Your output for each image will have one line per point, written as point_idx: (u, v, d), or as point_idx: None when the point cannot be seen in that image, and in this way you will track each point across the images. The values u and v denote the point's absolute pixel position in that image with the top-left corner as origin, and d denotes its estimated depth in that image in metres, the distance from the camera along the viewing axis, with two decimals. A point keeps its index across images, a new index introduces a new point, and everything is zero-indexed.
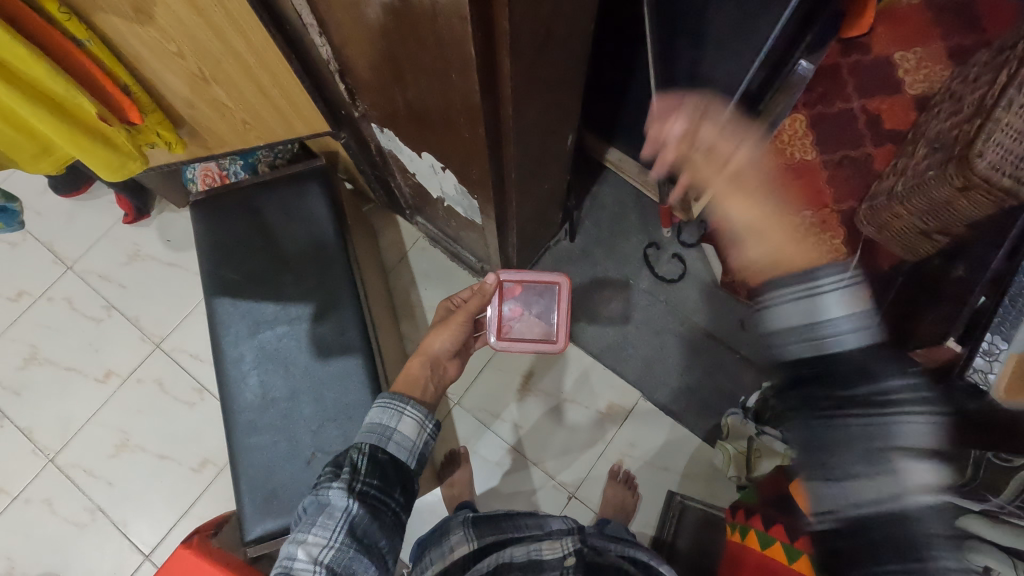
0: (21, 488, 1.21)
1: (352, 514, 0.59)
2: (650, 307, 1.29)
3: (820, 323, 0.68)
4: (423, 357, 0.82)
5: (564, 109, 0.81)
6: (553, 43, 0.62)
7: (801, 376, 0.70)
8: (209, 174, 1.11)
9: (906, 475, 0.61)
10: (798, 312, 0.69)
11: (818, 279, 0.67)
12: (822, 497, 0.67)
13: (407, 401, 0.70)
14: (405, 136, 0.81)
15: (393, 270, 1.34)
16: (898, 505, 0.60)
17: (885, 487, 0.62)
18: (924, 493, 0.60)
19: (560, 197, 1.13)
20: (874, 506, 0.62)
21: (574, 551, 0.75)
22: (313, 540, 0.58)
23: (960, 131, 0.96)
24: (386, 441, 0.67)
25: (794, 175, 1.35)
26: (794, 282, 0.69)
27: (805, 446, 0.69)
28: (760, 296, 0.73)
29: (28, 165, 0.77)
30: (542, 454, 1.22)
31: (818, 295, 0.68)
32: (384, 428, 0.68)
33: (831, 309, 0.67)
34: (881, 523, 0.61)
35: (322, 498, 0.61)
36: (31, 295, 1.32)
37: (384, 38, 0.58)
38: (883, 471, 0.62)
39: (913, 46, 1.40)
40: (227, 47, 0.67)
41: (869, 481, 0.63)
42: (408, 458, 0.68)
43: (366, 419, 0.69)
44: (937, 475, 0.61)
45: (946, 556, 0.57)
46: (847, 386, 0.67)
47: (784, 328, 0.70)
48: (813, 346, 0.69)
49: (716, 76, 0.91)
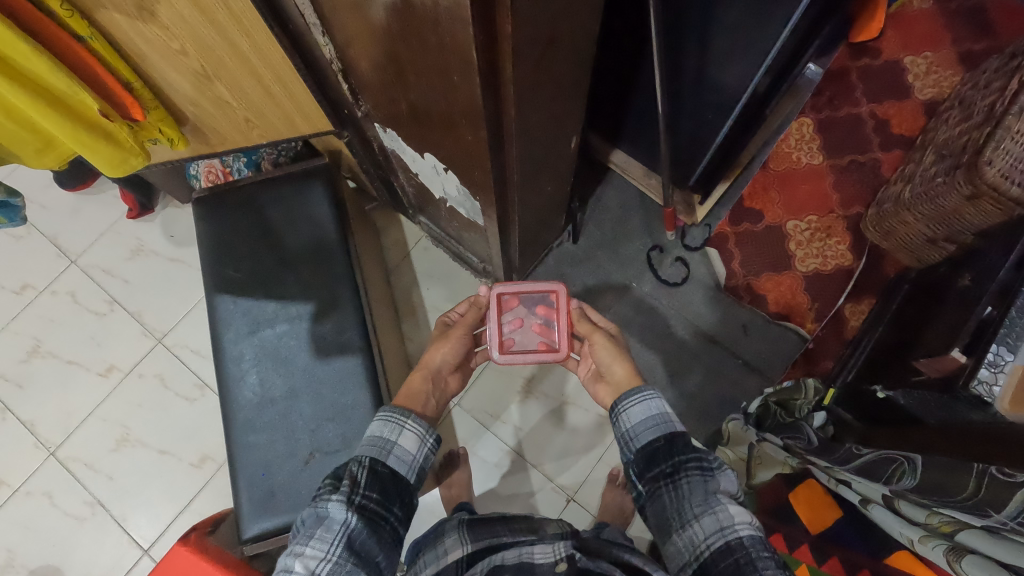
0: (22, 481, 1.22)
1: (351, 527, 0.59)
2: (653, 311, 1.28)
3: (662, 416, 0.70)
4: (421, 374, 0.84)
5: (568, 112, 0.80)
6: (557, 45, 0.61)
7: (646, 457, 0.67)
8: (213, 171, 1.12)
9: (728, 511, 0.60)
10: (647, 415, 0.70)
11: (652, 390, 0.72)
12: (671, 553, 0.62)
13: (409, 415, 0.71)
14: (407, 136, 0.80)
15: (395, 269, 1.34)
16: (730, 538, 0.58)
17: (716, 526, 0.59)
18: (746, 527, 0.59)
19: (563, 198, 1.13)
20: (714, 546, 0.58)
21: (567, 556, 0.70)
22: (310, 553, 0.58)
23: (968, 138, 0.95)
24: (386, 453, 0.67)
25: (800, 179, 1.34)
26: (641, 391, 0.73)
27: (656, 511, 0.64)
28: (614, 406, 0.75)
29: (31, 161, 0.77)
30: (542, 456, 1.21)
31: (648, 399, 0.72)
32: (384, 441, 0.68)
33: (667, 409, 0.71)
34: (721, 561, 0.57)
35: (321, 510, 0.61)
36: (34, 288, 1.33)
37: (386, 38, 0.58)
38: (712, 510, 0.60)
39: (923, 51, 1.39)
40: (230, 45, 0.67)
41: (705, 524, 0.60)
42: (407, 472, 0.68)
43: (366, 433, 0.69)
44: (756, 517, 0.61)
45: (773, 574, 0.55)
46: (673, 449, 0.66)
47: (635, 427, 0.70)
48: (658, 433, 0.68)
49: (723, 80, 0.91)
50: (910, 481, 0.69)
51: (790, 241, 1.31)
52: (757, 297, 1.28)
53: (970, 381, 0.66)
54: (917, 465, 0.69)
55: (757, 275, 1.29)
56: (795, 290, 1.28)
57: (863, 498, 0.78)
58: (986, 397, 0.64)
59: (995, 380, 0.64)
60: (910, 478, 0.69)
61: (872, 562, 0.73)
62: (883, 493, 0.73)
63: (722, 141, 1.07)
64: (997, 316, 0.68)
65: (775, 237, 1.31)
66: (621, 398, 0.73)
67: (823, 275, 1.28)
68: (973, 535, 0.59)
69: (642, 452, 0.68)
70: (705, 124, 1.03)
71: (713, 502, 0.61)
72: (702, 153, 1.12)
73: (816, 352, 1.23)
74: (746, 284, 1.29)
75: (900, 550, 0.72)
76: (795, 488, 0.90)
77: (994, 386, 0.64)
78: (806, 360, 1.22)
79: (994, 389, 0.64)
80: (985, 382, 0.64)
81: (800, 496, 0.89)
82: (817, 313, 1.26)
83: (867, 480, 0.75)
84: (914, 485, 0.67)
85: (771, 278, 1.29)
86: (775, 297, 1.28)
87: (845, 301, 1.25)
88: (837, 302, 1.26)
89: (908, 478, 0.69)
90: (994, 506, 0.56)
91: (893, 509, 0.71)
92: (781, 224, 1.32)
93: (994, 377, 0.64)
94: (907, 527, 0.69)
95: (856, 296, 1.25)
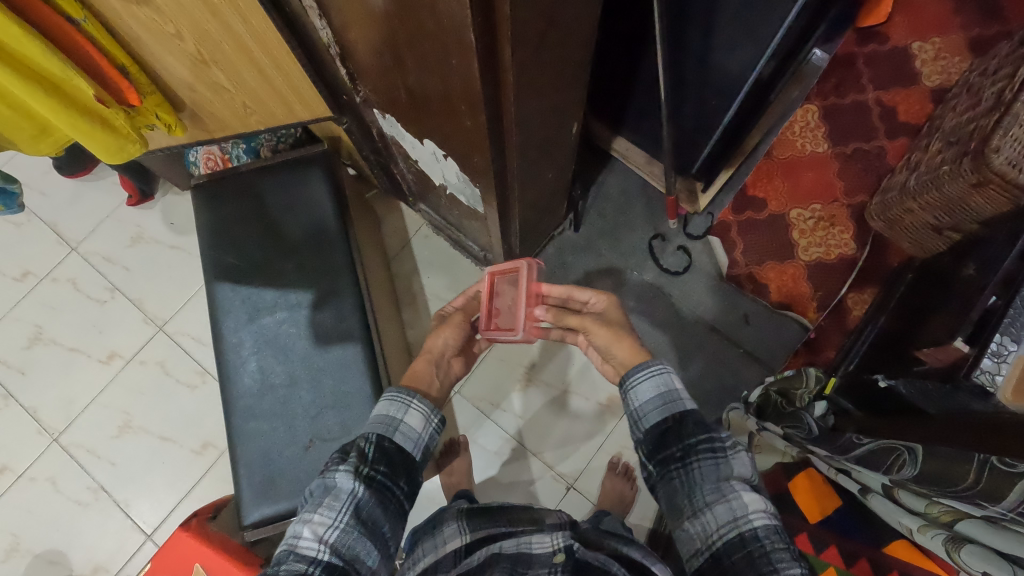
0: (26, 466, 1.23)
1: (358, 497, 0.60)
2: (653, 299, 1.27)
3: (671, 393, 0.69)
4: (426, 358, 0.84)
5: (568, 97, 0.79)
6: (557, 29, 0.60)
7: (657, 438, 0.67)
8: (212, 158, 1.12)
9: (742, 500, 0.59)
10: (656, 393, 0.70)
11: (660, 364, 0.71)
12: (683, 539, 0.62)
13: (414, 393, 0.69)
14: (407, 122, 0.79)
15: (395, 257, 1.33)
16: (744, 528, 0.58)
17: (730, 516, 0.59)
18: (761, 516, 0.58)
19: (564, 185, 1.12)
20: (727, 536, 0.58)
21: (565, 547, 0.71)
22: (318, 520, 0.58)
23: (977, 125, 0.93)
24: (392, 431, 0.67)
25: (804, 167, 1.32)
26: (649, 366, 0.72)
27: (667, 494, 0.64)
28: (623, 381, 0.74)
29: (26, 147, 0.76)
30: (541, 444, 1.22)
31: (658, 375, 0.71)
32: (391, 419, 0.67)
33: (677, 385, 0.70)
34: (734, 552, 0.57)
35: (328, 481, 0.61)
36: (35, 275, 1.33)
37: (383, 21, 0.57)
38: (726, 498, 0.60)
39: (932, 36, 1.37)
40: (226, 27, 0.65)
41: (718, 513, 0.60)
42: (413, 450, 0.67)
43: (374, 412, 0.69)
44: (770, 504, 0.60)
45: (788, 566, 0.55)
46: (684, 431, 0.66)
47: (644, 405, 0.70)
48: (668, 413, 0.68)
49: (726, 66, 0.89)
50: (910, 471, 0.69)
51: (793, 230, 1.30)
52: (759, 286, 1.27)
53: (973, 370, 0.66)
54: (919, 455, 0.69)
55: (759, 264, 1.28)
56: (797, 279, 1.27)
57: (862, 488, 0.79)
58: (988, 386, 0.64)
59: (998, 369, 0.64)
60: (909, 469, 0.69)
61: (871, 550, 0.73)
62: (883, 482, 0.73)
63: (727, 128, 1.06)
64: (1001, 305, 0.69)
65: (778, 226, 1.30)
66: (629, 374, 0.73)
67: (826, 264, 1.27)
68: (971, 524, 0.61)
69: (651, 433, 0.68)
70: (709, 112, 1.01)
71: (726, 490, 0.60)
72: (705, 141, 1.10)
73: (818, 340, 1.22)
74: (748, 273, 1.28)
75: (896, 540, 0.74)
76: (794, 478, 0.89)
77: (997, 375, 0.64)
78: (808, 348, 1.22)
79: (996, 378, 0.64)
80: (987, 372, 0.65)
81: (799, 485, 0.88)
82: (819, 303, 1.25)
83: (870, 470, 0.75)
84: (914, 476, 0.68)
85: (774, 266, 1.28)
86: (777, 286, 1.27)
87: (848, 291, 1.24)
88: (840, 291, 1.25)
89: (908, 469, 0.69)
90: (992, 496, 0.57)
91: (892, 498, 0.72)
92: (784, 212, 1.31)
93: (997, 367, 0.64)
94: (906, 517, 0.70)
95: (859, 285, 1.24)
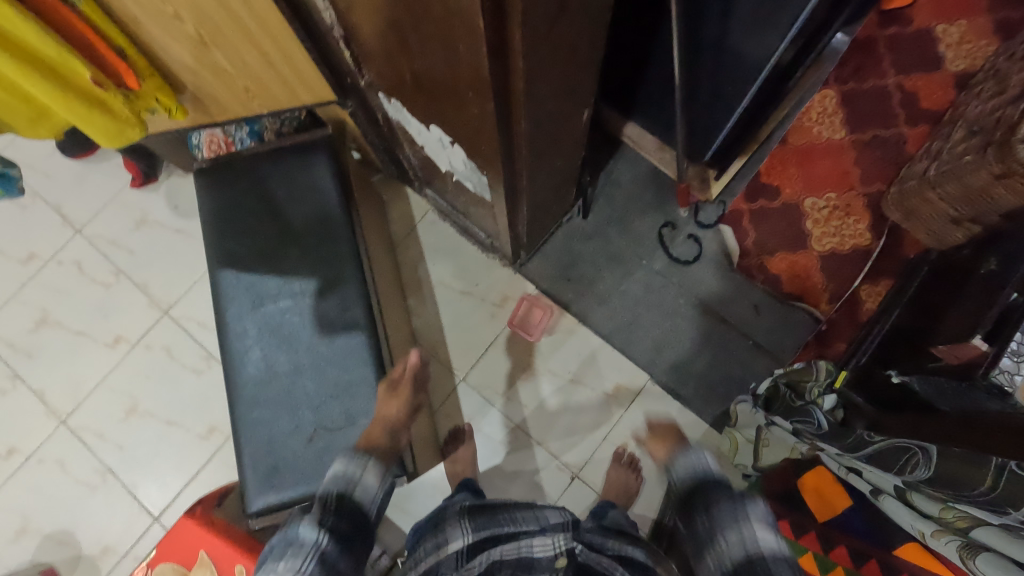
0: (35, 448, 1.24)
1: (323, 546, 0.63)
2: (662, 288, 1.25)
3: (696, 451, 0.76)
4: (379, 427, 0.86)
5: (579, 82, 0.76)
6: (569, 12, 0.57)
7: (687, 490, 0.73)
8: (214, 141, 1.08)
9: (751, 528, 0.63)
10: (686, 453, 0.76)
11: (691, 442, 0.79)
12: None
13: (367, 455, 0.77)
14: (412, 107, 0.77)
15: (401, 243, 1.32)
16: (752, 552, 0.61)
17: (740, 542, 0.63)
18: (769, 543, 0.62)
19: (573, 172, 1.09)
20: (737, 560, 0.62)
21: (567, 551, 0.72)
22: (283, 568, 0.60)
23: (1002, 114, 0.90)
24: (352, 487, 0.73)
25: (820, 155, 1.29)
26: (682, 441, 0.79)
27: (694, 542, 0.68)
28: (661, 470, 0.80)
29: (25, 131, 0.75)
30: (546, 433, 1.21)
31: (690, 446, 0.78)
32: (348, 478, 0.74)
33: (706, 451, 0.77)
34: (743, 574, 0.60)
35: (289, 535, 0.64)
36: (41, 258, 1.32)
37: (387, 3, 0.55)
38: (737, 526, 0.64)
39: (957, 19, 1.32)
40: (226, 9, 0.63)
41: (729, 541, 0.64)
42: (370, 507, 0.73)
43: (328, 473, 0.74)
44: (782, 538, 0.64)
45: None
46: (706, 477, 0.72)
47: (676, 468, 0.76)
48: (694, 468, 0.74)
49: (744, 50, 0.86)
50: (924, 472, 0.67)
51: (807, 219, 1.27)
52: (771, 277, 1.25)
53: (991, 370, 0.65)
54: (932, 456, 0.67)
55: (771, 254, 1.26)
56: (810, 270, 1.24)
57: (874, 489, 0.78)
58: (1007, 386, 0.63)
59: (1017, 369, 0.63)
60: (922, 470, 0.67)
61: (879, 552, 0.81)
62: (894, 483, 0.72)
63: (742, 115, 1.03)
64: None
65: (792, 215, 1.27)
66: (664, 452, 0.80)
67: (839, 255, 1.24)
68: (984, 532, 0.61)
69: (681, 490, 0.74)
70: (724, 98, 0.98)
71: (736, 517, 0.65)
72: (720, 128, 1.07)
73: (829, 333, 1.20)
74: (761, 263, 1.26)
75: (907, 542, 0.80)
76: (804, 478, 0.93)
77: (1016, 375, 0.63)
78: (818, 341, 1.20)
79: (1015, 379, 0.63)
80: (1006, 372, 0.64)
81: (810, 487, 0.91)
82: (831, 294, 1.23)
83: (880, 471, 0.74)
84: (929, 477, 0.66)
85: (785, 257, 1.25)
86: (790, 276, 1.25)
87: (862, 283, 1.22)
88: (853, 284, 1.22)
89: (922, 470, 0.67)
90: (1013, 503, 0.56)
91: (904, 501, 0.72)
92: (798, 200, 1.28)
93: (1016, 367, 0.63)
94: (918, 520, 0.72)
95: (873, 277, 1.21)
